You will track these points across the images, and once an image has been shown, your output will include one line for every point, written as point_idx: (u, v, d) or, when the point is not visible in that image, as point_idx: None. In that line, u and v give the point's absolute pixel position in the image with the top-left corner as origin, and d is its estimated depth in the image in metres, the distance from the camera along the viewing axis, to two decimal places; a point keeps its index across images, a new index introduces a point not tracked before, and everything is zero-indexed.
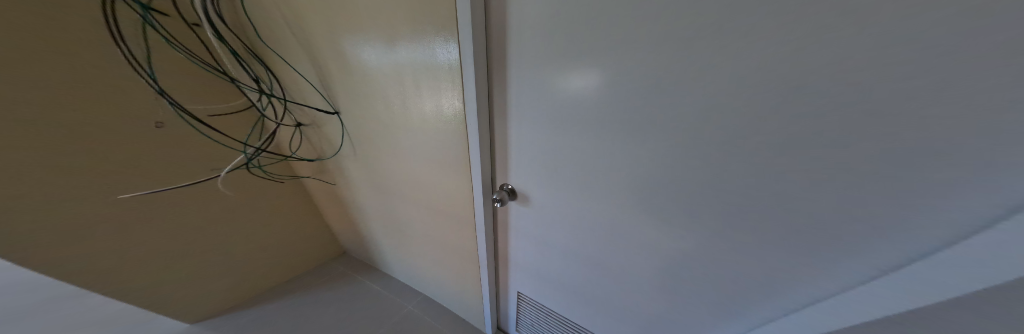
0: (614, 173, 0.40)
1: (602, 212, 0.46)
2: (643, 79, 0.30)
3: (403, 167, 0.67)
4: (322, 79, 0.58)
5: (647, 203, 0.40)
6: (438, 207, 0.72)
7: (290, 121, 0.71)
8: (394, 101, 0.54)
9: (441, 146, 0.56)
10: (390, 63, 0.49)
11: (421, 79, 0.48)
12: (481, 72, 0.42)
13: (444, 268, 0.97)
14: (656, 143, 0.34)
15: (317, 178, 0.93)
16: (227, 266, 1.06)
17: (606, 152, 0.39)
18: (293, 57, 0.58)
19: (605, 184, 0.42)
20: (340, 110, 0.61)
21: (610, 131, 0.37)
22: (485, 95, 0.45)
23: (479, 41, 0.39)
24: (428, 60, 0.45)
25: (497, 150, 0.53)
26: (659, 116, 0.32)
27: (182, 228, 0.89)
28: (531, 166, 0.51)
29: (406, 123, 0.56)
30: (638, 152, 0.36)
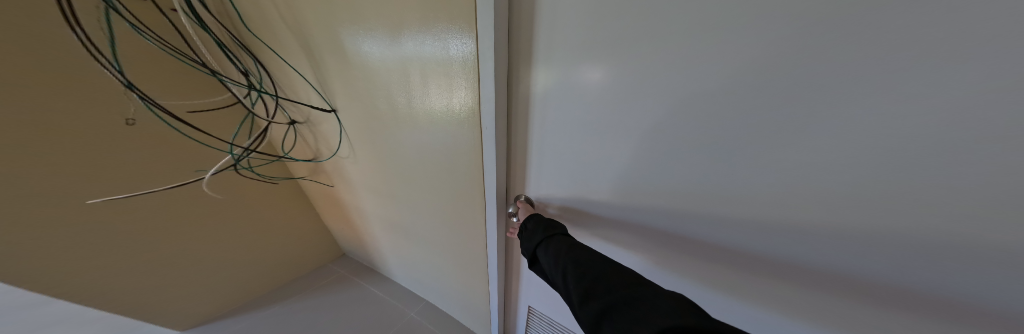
0: (655, 190, 0.35)
1: (634, 229, 0.41)
2: (710, 82, 0.24)
3: (408, 171, 0.62)
4: (316, 73, 0.52)
5: (692, 226, 0.34)
6: (445, 214, 0.66)
7: (283, 121, 0.65)
8: (398, 100, 0.48)
9: (451, 150, 0.50)
10: (394, 57, 0.43)
11: (429, 76, 0.42)
12: (501, 69, 0.36)
13: (449, 276, 0.92)
14: (717, 160, 0.28)
15: (314, 180, 0.87)
16: (218, 270, 1.01)
17: (647, 168, 0.34)
18: (282, 48, 0.51)
19: (643, 202, 0.37)
20: (338, 108, 0.56)
21: (656, 143, 0.31)
22: (504, 96, 0.40)
23: (503, 31, 0.33)
24: (437, 53, 0.39)
25: (515, 156, 0.48)
26: (728, 127, 0.25)
27: (172, 231, 0.84)
28: (554, 177, 0.45)
29: (411, 124, 0.51)
30: (691, 169, 0.30)
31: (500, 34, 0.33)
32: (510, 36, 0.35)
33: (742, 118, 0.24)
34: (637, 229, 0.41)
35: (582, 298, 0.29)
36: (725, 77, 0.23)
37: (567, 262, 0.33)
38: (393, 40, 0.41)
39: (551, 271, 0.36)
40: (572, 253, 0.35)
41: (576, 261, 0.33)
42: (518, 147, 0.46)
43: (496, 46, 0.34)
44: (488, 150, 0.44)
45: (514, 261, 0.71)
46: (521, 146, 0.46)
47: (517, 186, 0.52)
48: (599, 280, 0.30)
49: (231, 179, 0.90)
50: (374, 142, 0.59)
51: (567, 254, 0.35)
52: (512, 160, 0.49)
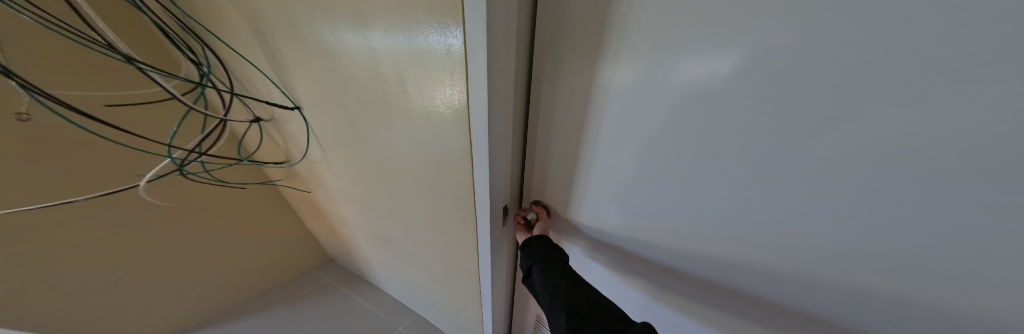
0: (690, 203, 0.31)
1: (660, 243, 0.38)
2: (787, 80, 0.19)
3: (390, 182, 0.53)
4: (273, 63, 0.42)
5: (728, 243, 0.31)
6: (432, 232, 0.58)
7: (245, 121, 0.56)
8: (373, 99, 0.39)
9: (435, 162, 0.42)
10: (362, 48, 0.33)
11: (407, 73, 0.33)
12: (499, 61, 0.28)
13: (439, 293, 0.83)
14: (773, 176, 0.24)
15: (290, 184, 0.78)
16: (187, 278, 0.93)
17: (687, 179, 0.30)
18: (229, 31, 0.42)
19: (676, 215, 0.33)
20: (302, 104, 0.46)
21: (702, 153, 0.27)
22: (511, 95, 0.34)
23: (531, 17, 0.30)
24: (412, 42, 0.29)
25: (541, 162, 0.43)
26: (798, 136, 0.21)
27: (141, 232, 0.79)
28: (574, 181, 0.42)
29: (389, 129, 0.42)
30: (741, 183, 0.26)
31: (499, 12, 0.25)
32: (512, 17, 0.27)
33: (823, 127, 0.19)
34: (662, 241, 0.38)
35: (568, 314, 0.33)
36: (819, 73, 0.17)
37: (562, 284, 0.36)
38: (357, 25, 0.31)
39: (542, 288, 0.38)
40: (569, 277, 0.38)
41: (572, 286, 0.36)
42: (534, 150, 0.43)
43: (491, 28, 0.25)
44: (480, 165, 0.36)
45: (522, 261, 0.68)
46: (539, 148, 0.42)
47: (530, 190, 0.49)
48: (583, 303, 0.34)
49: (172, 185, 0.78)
50: (351, 149, 0.51)
51: (564, 279, 0.37)
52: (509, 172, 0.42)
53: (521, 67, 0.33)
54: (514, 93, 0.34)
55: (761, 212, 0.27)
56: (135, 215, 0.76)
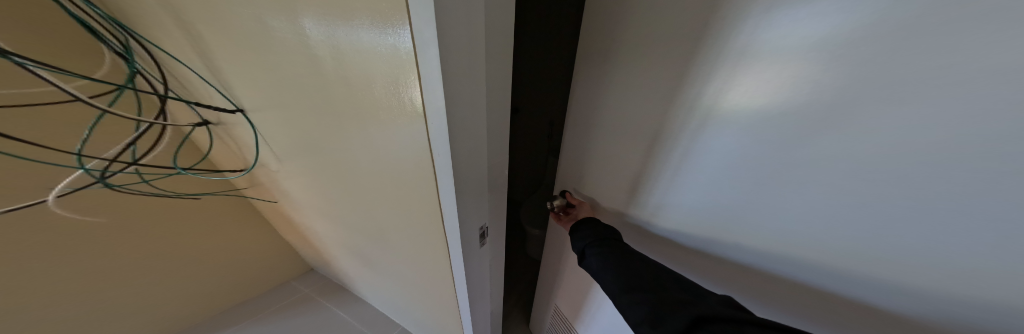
0: (693, 199, 0.33)
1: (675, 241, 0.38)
2: (782, 77, 0.21)
3: (350, 200, 0.46)
4: (204, 59, 0.35)
5: (733, 252, 0.31)
6: (405, 253, 0.52)
7: (189, 126, 0.48)
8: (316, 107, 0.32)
9: (396, 184, 0.35)
10: (290, 44, 0.26)
11: (348, 78, 0.26)
12: (455, 61, 0.23)
13: (422, 310, 0.77)
14: (773, 180, 0.24)
15: (255, 193, 0.70)
16: (141, 296, 0.84)
17: (698, 175, 0.31)
18: (151, 20, 0.34)
19: (683, 213, 0.35)
20: (245, 107, 0.39)
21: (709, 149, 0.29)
22: (476, 104, 0.29)
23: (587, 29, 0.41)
24: (345, 39, 0.23)
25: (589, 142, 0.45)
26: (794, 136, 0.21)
27: (82, 249, 0.69)
28: (599, 171, 0.46)
29: (339, 142, 0.34)
30: (741, 185, 0.27)
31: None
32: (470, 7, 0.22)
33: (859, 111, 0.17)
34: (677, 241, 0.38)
35: (627, 291, 0.32)
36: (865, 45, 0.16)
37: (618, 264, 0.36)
38: (286, 15, 0.23)
39: (595, 267, 0.38)
40: (622, 253, 0.37)
41: (625, 261, 0.36)
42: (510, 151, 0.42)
43: (442, 17, 0.19)
44: (445, 184, 0.31)
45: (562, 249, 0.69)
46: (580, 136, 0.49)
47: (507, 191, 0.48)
48: (641, 278, 0.33)
49: (94, 197, 0.65)
50: (306, 162, 0.43)
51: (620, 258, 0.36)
52: (481, 185, 0.37)
53: (485, 69, 0.29)
54: (479, 98, 0.29)
55: (759, 218, 0.27)
56: (72, 232, 0.67)
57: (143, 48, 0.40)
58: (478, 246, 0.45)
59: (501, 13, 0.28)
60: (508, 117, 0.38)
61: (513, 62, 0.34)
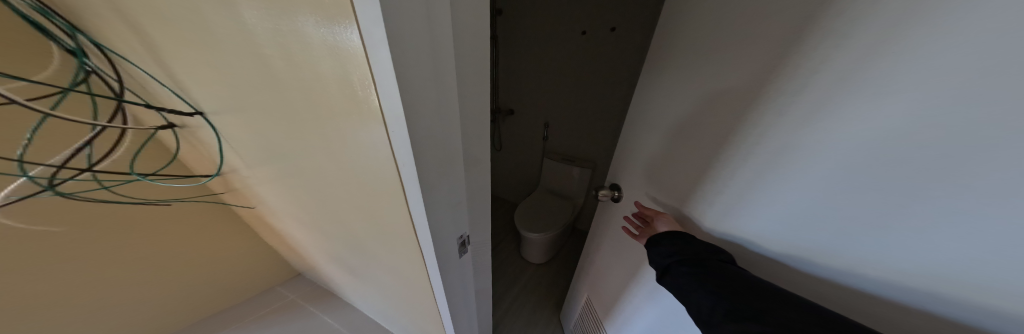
0: (748, 181, 0.40)
1: (737, 229, 0.44)
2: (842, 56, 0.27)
3: (321, 208, 0.43)
4: (152, 53, 0.31)
5: (783, 230, 0.37)
6: (382, 261, 0.50)
7: (151, 129, 0.45)
8: (270, 112, 0.29)
9: (363, 193, 0.33)
10: (231, 38, 0.23)
11: (296, 82, 0.23)
12: (416, 65, 0.21)
13: (406, 318, 0.74)
14: (813, 160, 0.32)
15: (231, 197, 0.67)
16: (106, 312, 0.77)
17: (757, 160, 0.38)
18: (90, 9, 0.31)
19: (741, 197, 0.42)
20: (204, 109, 0.36)
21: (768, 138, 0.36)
22: (442, 111, 0.27)
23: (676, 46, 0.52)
24: (286, 38, 0.20)
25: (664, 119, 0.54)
26: (833, 124, 0.29)
27: (38, 268, 0.62)
28: (672, 165, 0.53)
29: (300, 148, 0.32)
30: (791, 166, 0.34)
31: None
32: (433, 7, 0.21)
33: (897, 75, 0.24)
34: (739, 229, 0.44)
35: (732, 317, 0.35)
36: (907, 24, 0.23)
37: (718, 287, 0.39)
38: (228, 13, 0.21)
39: (689, 287, 0.43)
40: (718, 278, 0.40)
41: (725, 285, 0.39)
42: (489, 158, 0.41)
43: (394, 17, 0.17)
44: (415, 196, 0.29)
45: (626, 253, 0.72)
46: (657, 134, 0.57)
47: (488, 198, 0.47)
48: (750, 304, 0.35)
49: (44, 207, 0.57)
50: (275, 170, 0.40)
51: (721, 283, 0.39)
52: (456, 194, 0.36)
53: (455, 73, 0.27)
54: (450, 104, 0.28)
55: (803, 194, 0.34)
56: (22, 253, 0.59)
57: (88, 45, 0.36)
58: (458, 257, 0.44)
59: (473, 15, 0.27)
60: (487, 124, 0.37)
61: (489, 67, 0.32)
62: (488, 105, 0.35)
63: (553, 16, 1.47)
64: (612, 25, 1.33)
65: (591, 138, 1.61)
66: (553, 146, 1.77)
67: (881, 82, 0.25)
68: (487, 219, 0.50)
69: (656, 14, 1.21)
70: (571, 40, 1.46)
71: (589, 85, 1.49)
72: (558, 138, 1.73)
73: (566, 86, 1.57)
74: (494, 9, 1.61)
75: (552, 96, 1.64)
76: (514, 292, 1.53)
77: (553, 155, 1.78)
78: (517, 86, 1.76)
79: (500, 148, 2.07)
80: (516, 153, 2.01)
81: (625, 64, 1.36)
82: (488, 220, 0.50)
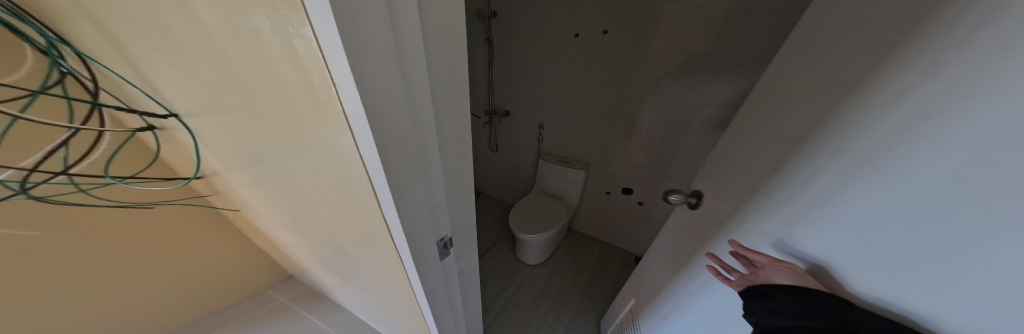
0: (823, 189, 0.37)
1: (803, 238, 0.40)
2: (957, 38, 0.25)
3: (298, 210, 0.43)
4: (120, 52, 0.31)
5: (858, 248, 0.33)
6: (363, 263, 0.49)
7: (128, 131, 0.45)
8: (237, 111, 0.28)
9: (336, 197, 0.33)
10: (192, 37, 0.22)
11: (258, 82, 0.22)
12: (379, 71, 0.21)
13: (394, 320, 0.73)
14: (894, 161, 0.29)
15: (215, 199, 0.66)
16: (90, 317, 0.75)
17: (838, 165, 0.35)
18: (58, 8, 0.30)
19: (811, 206, 0.39)
20: (177, 111, 0.35)
21: (855, 139, 0.33)
22: (410, 114, 0.27)
23: (796, 44, 0.46)
24: (242, 36, 0.19)
25: (768, 110, 0.49)
26: (922, 124, 0.27)
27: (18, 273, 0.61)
28: (759, 175, 0.48)
29: (270, 150, 0.31)
30: (872, 165, 0.31)
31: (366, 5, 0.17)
32: (396, 15, 0.21)
33: (997, 58, 0.22)
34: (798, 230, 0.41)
35: None
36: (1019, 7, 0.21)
37: None
38: (186, 16, 0.21)
39: None
40: None
41: None
42: (468, 160, 0.42)
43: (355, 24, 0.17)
44: (389, 202, 0.29)
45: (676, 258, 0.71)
46: (753, 141, 0.52)
47: (468, 199, 0.49)
48: None
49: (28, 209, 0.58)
50: (252, 173, 0.40)
51: None
52: (435, 197, 0.37)
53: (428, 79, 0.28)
54: (421, 108, 0.28)
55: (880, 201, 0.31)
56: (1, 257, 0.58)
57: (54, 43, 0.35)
58: (440, 260, 0.45)
59: (442, 23, 0.27)
60: (464, 127, 0.38)
61: (462, 72, 0.33)
62: (463, 109, 0.37)
63: (547, 18, 1.48)
64: (604, 28, 1.34)
65: (585, 140, 1.61)
66: (548, 148, 1.78)
67: (974, 74, 0.23)
68: (468, 218, 0.52)
69: (647, 18, 1.22)
70: (565, 42, 1.47)
71: (583, 87, 1.50)
72: (554, 139, 1.73)
73: (560, 88, 1.57)
74: (489, 11, 1.62)
75: (547, 98, 1.64)
76: (508, 293, 1.52)
77: (548, 156, 1.79)
78: (512, 87, 1.76)
79: (496, 149, 2.08)
80: (511, 154, 2.01)
81: (618, 67, 1.36)
82: (469, 220, 0.52)
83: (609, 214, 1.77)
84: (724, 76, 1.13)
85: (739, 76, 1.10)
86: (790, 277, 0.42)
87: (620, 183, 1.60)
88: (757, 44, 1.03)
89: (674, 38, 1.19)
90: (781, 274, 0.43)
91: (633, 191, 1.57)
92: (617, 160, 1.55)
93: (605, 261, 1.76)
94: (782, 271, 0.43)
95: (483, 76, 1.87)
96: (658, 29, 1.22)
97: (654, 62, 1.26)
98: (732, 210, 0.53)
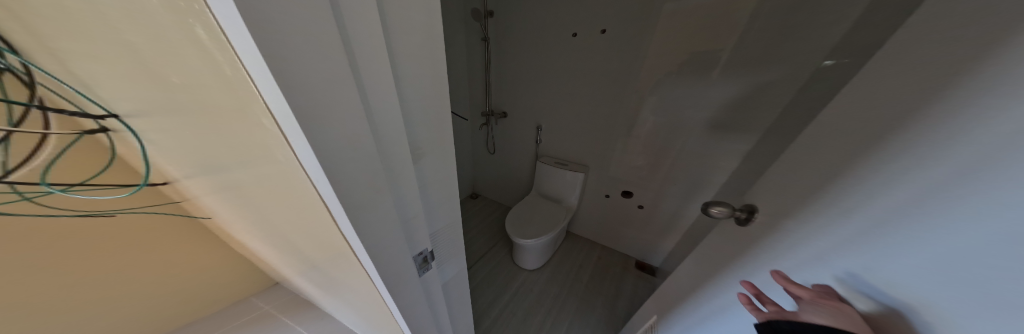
0: (877, 216, 0.35)
1: (851, 265, 0.38)
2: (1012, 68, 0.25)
3: (262, 221, 0.39)
4: (42, 46, 0.27)
5: (921, 275, 0.31)
6: (336, 278, 0.45)
7: (77, 134, 0.41)
8: (168, 113, 0.24)
9: (291, 210, 0.29)
10: (94, 23, 0.18)
11: (174, 78, 0.18)
12: (324, 73, 0.17)
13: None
14: (991, 178, 0.25)
15: (187, 206, 0.62)
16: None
17: (921, 182, 0.31)
18: None
19: (878, 229, 0.35)
20: (117, 112, 0.32)
21: (930, 156, 0.30)
22: (368, 117, 0.23)
23: (873, 58, 0.43)
24: (139, 18, 0.15)
25: (827, 134, 0.48)
26: (1000, 141, 0.25)
27: None
28: (820, 192, 0.45)
29: (215, 157, 0.27)
30: (931, 193, 0.30)
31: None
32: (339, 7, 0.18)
33: None
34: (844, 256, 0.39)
35: None
36: None
37: None
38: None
39: None
40: None
41: None
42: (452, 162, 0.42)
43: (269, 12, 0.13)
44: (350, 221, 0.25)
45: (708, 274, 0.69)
46: (808, 164, 0.50)
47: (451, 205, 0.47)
48: None
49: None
50: (207, 182, 0.36)
51: None
52: (411, 210, 0.34)
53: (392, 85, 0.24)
54: (382, 116, 0.24)
55: (953, 221, 0.28)
56: None
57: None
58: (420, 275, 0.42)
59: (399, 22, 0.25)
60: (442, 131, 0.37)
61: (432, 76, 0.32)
62: (434, 113, 0.34)
63: (544, 18, 1.44)
64: (603, 27, 1.30)
65: (584, 141, 1.57)
66: (547, 150, 1.73)
67: None
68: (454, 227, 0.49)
69: (646, 16, 1.19)
70: (563, 42, 1.43)
71: (581, 88, 1.46)
72: (552, 141, 1.69)
73: (558, 88, 1.53)
74: (485, 11, 1.59)
75: (545, 99, 1.60)
76: (505, 299, 1.47)
77: (547, 158, 1.75)
78: (510, 88, 1.72)
79: (494, 151, 2.03)
80: (509, 156, 1.96)
81: (618, 66, 1.32)
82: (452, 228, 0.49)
83: (608, 217, 1.72)
84: (727, 75, 1.08)
85: (743, 77, 1.05)
86: (827, 313, 0.38)
87: (620, 185, 1.55)
88: (761, 42, 0.98)
89: (675, 37, 1.15)
90: (816, 312, 0.40)
91: (633, 194, 1.52)
92: (617, 162, 1.50)
93: (605, 266, 1.71)
94: (819, 309, 0.40)
95: (479, 78, 1.84)
96: (658, 28, 1.18)
97: (654, 62, 1.23)
98: (786, 232, 0.49)
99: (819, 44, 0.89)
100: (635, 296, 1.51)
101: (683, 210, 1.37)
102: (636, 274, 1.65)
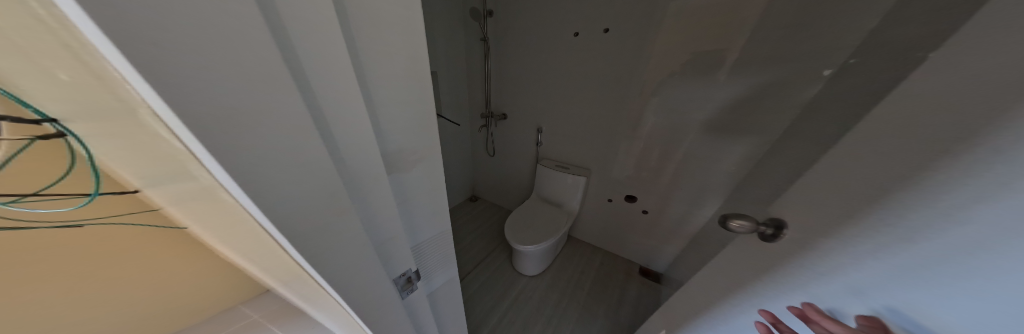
0: (956, 250, 0.29)
1: (903, 303, 0.33)
2: None
3: (216, 235, 0.35)
4: None
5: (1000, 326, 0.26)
6: (306, 295, 0.42)
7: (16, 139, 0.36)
8: (87, 117, 0.21)
9: (234, 226, 0.26)
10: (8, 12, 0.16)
11: (79, 75, 0.16)
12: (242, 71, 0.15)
13: None
14: None
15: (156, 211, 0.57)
16: None
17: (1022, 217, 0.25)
18: None
19: (941, 263, 0.30)
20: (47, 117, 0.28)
21: (1013, 180, 0.25)
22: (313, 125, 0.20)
23: (936, 63, 0.37)
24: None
25: (876, 145, 0.41)
26: None
27: None
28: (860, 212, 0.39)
29: (146, 167, 0.24)
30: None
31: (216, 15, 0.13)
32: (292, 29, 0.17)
33: None
34: (891, 292, 0.34)
35: None
36: None
37: None
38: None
39: None
40: None
41: None
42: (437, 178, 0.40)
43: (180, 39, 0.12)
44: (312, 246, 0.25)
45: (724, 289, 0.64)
46: (850, 177, 0.43)
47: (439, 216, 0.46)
48: None
49: None
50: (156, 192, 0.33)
51: None
52: (387, 228, 0.33)
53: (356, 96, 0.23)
54: (350, 137, 0.24)
55: None
56: None
57: None
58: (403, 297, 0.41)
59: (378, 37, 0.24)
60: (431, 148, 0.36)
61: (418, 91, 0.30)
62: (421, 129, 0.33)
63: (544, 17, 1.41)
64: (607, 26, 1.26)
65: (586, 144, 1.52)
66: (548, 152, 1.69)
67: None
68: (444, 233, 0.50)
69: (653, 14, 1.13)
70: (565, 42, 1.39)
71: (584, 89, 1.41)
72: (553, 143, 1.65)
73: (559, 89, 1.49)
74: (484, 11, 1.56)
75: (547, 99, 1.56)
76: (505, 306, 1.43)
77: (547, 161, 1.70)
78: (510, 89, 1.69)
79: (494, 154, 2.00)
80: (509, 158, 1.92)
81: (622, 66, 1.27)
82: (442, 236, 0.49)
83: (611, 222, 1.67)
84: (737, 75, 1.03)
85: (754, 76, 0.99)
86: None
87: (624, 190, 1.50)
88: (773, 40, 0.93)
89: (680, 36, 1.10)
90: None
91: (638, 198, 1.47)
92: (621, 165, 1.45)
93: (608, 272, 1.65)
94: None
95: (479, 79, 1.80)
96: (662, 27, 1.13)
97: (660, 61, 1.17)
98: (819, 254, 0.44)
99: (842, 40, 0.82)
100: (639, 304, 1.45)
101: (690, 216, 1.31)
102: (640, 281, 1.59)
